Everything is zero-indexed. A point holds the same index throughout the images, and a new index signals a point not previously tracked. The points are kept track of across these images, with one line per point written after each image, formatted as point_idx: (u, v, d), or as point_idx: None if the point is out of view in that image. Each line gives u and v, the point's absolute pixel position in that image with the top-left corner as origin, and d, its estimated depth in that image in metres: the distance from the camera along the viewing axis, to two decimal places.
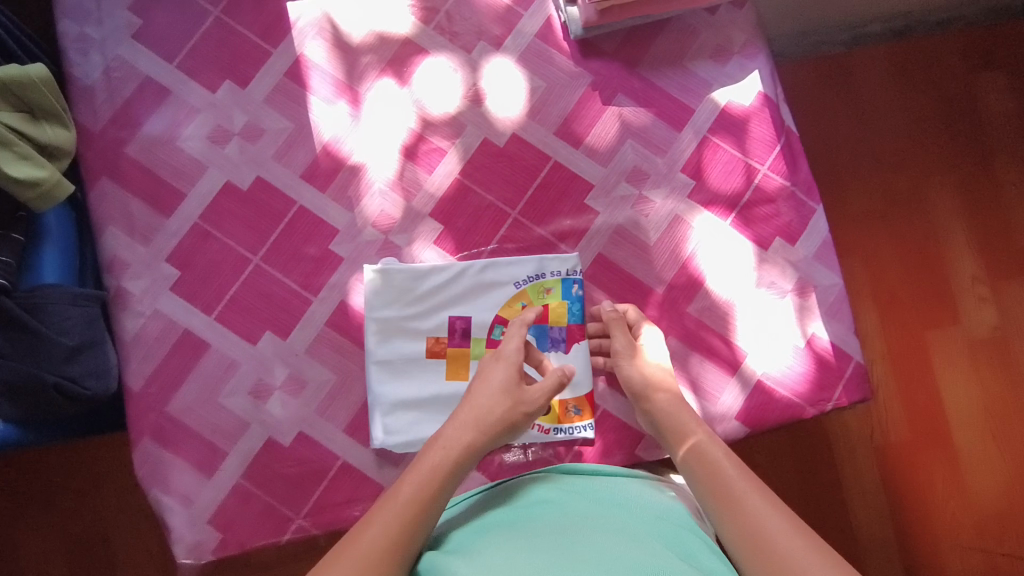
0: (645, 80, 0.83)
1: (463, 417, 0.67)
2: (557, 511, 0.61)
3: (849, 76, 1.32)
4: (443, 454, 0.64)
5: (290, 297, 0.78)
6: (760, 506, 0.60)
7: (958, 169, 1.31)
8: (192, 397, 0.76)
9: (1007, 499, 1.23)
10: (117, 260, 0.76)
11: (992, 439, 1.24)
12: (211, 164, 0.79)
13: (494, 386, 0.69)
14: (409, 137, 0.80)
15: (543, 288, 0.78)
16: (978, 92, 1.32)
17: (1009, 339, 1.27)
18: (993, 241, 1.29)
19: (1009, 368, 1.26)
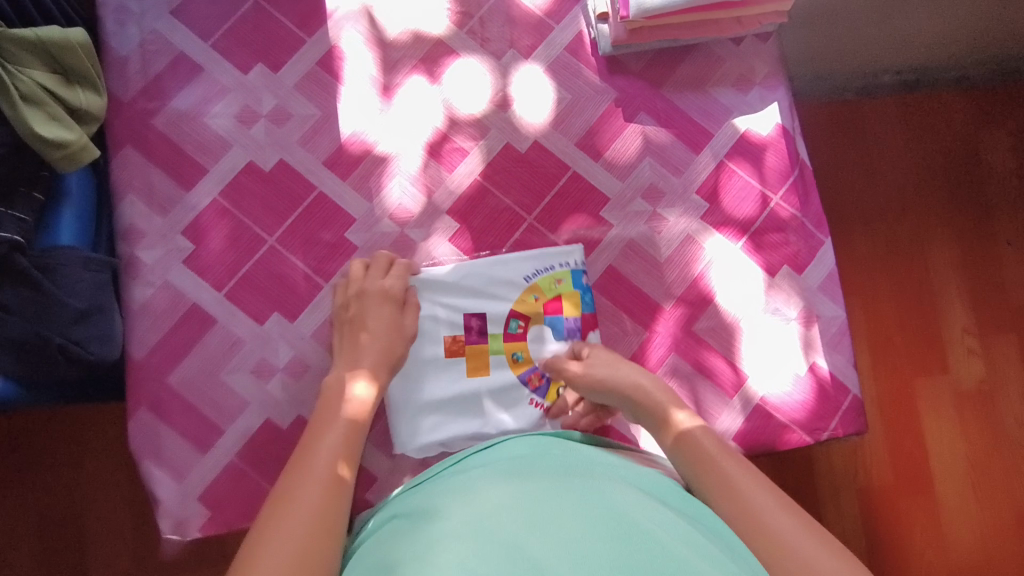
0: (668, 101, 0.85)
1: (364, 358, 0.69)
2: (548, 463, 0.61)
3: (857, 123, 1.35)
4: (363, 389, 0.67)
5: (302, 280, 0.78)
6: (743, 478, 0.60)
7: (955, 221, 1.34)
8: (193, 370, 0.76)
9: (986, 552, 1.24)
10: (133, 228, 0.77)
11: (973, 490, 1.26)
12: (236, 143, 0.79)
13: (382, 320, 0.72)
14: (434, 135, 0.82)
15: (554, 279, 0.79)
16: (979, 150, 1.36)
17: (995, 392, 1.29)
18: (986, 296, 1.32)
19: (994, 421, 1.28)
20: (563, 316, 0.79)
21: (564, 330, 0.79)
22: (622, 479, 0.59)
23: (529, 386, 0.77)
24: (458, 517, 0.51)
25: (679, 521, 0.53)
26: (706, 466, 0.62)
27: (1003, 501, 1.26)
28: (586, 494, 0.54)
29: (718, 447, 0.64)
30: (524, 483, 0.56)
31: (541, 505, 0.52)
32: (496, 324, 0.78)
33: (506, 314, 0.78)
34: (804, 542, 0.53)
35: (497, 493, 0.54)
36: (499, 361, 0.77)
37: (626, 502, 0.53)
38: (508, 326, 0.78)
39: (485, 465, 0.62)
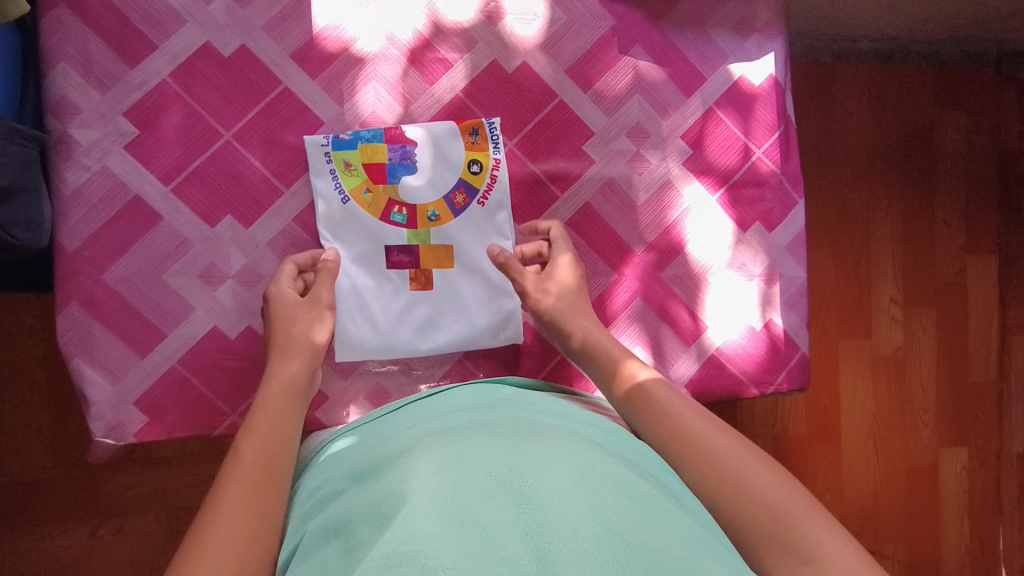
0: (665, 38, 0.81)
1: (278, 364, 0.66)
2: (496, 416, 0.59)
3: (828, 87, 1.34)
4: (280, 395, 0.65)
5: (259, 184, 0.72)
6: (696, 422, 0.63)
7: (902, 196, 1.38)
8: (132, 269, 0.70)
9: (874, 499, 1.38)
10: (66, 102, 0.67)
11: (874, 446, 1.37)
12: (192, 19, 0.70)
13: (289, 318, 0.68)
14: (415, 40, 0.75)
15: (347, 169, 0.73)
16: (936, 127, 1.39)
17: (907, 361, 1.39)
18: (916, 271, 1.39)
19: (903, 385, 1.38)
20: (387, 162, 0.74)
21: (409, 163, 0.74)
22: (568, 430, 0.57)
23: (464, 208, 0.75)
24: (403, 476, 0.49)
25: (627, 472, 0.52)
26: (654, 411, 0.65)
27: (896, 457, 1.38)
28: (544, 448, 0.51)
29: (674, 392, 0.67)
30: (472, 435, 0.54)
31: (484, 452, 0.50)
32: (399, 230, 0.74)
33: (385, 224, 0.74)
34: (762, 479, 0.57)
35: (444, 446, 0.52)
36: (438, 235, 0.75)
37: (577, 450, 0.52)
38: (399, 224, 0.74)
39: (430, 418, 0.60)
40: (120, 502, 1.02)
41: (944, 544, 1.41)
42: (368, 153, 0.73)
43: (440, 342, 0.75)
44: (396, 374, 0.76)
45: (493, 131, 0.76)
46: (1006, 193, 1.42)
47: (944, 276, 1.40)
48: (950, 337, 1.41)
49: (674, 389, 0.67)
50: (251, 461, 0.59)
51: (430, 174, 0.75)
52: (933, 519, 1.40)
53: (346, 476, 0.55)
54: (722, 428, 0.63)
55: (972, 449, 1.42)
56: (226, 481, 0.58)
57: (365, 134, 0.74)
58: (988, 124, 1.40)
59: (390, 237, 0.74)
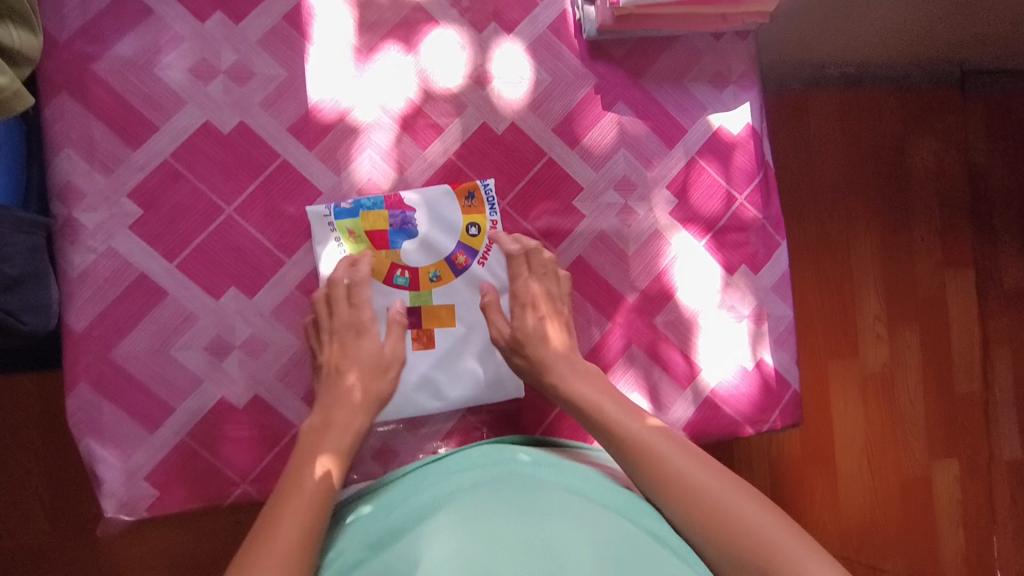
0: (646, 92, 0.84)
1: (341, 400, 0.70)
2: (509, 478, 0.63)
3: (802, 115, 1.39)
4: (338, 439, 0.68)
5: (262, 255, 0.74)
6: (686, 465, 0.64)
7: (879, 216, 1.43)
8: (140, 345, 0.71)
9: (872, 515, 1.40)
10: (71, 187, 0.69)
11: (868, 462, 1.40)
12: (192, 100, 0.73)
13: (354, 361, 0.72)
14: (407, 108, 0.78)
15: (350, 237, 0.75)
16: (907, 148, 1.44)
17: (896, 377, 1.42)
18: (898, 289, 1.43)
19: (892, 401, 1.42)
20: (388, 228, 0.76)
21: (409, 227, 0.76)
22: (575, 491, 0.62)
23: (464, 268, 0.78)
24: (424, 543, 0.53)
25: (632, 534, 0.57)
26: (639, 451, 0.66)
27: (891, 473, 1.41)
28: (556, 514, 0.56)
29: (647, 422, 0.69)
30: (488, 501, 0.58)
31: (501, 523, 0.54)
32: (402, 292, 0.76)
33: (388, 287, 0.76)
34: (760, 521, 0.59)
35: (460, 512, 0.57)
36: (440, 295, 0.77)
37: (585, 515, 0.57)
38: (402, 286, 0.76)
39: (444, 482, 0.64)
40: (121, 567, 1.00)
41: (942, 556, 1.43)
42: (369, 220, 0.76)
43: (449, 399, 0.76)
44: (402, 431, 0.77)
45: (488, 192, 0.79)
46: (977, 209, 1.47)
47: (926, 292, 1.44)
48: (935, 351, 1.44)
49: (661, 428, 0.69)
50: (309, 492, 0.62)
51: (429, 237, 0.77)
52: (930, 531, 1.42)
53: (367, 545, 0.59)
54: (713, 467, 0.65)
55: (963, 459, 1.45)
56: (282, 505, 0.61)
57: (364, 202, 0.76)
58: (957, 143, 1.46)
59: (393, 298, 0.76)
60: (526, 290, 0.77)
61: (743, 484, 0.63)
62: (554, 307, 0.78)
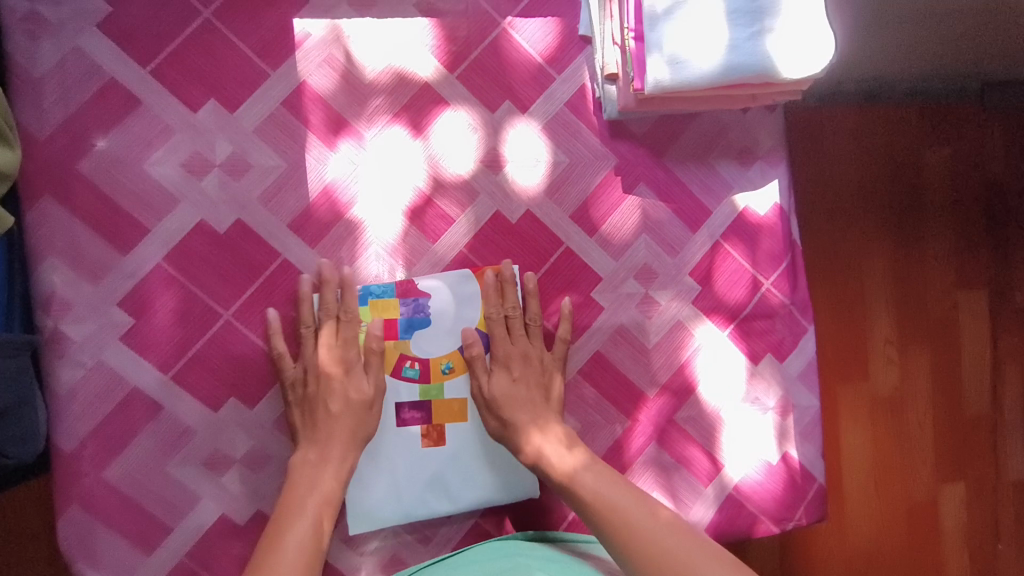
0: (669, 173, 0.79)
1: (330, 440, 0.68)
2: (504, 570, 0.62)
3: (813, 131, 1.25)
4: (317, 487, 0.66)
5: (263, 362, 0.70)
6: (688, 553, 0.62)
7: (894, 236, 1.29)
8: (135, 462, 0.67)
9: (881, 548, 1.28)
10: (56, 299, 0.64)
11: (877, 492, 1.28)
12: (184, 197, 0.67)
13: (338, 400, 0.69)
14: (415, 198, 0.73)
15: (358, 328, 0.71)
16: (924, 163, 1.30)
17: (905, 401, 1.29)
18: (912, 315, 1.30)
19: (903, 427, 1.29)
20: (399, 318, 0.72)
21: (422, 316, 0.72)
22: None
23: None
24: None
25: None
26: (635, 537, 0.63)
27: (901, 501, 1.28)
28: None
29: (620, 487, 0.68)
30: None
31: None
32: (410, 385, 0.72)
33: (396, 381, 0.72)
34: None
35: None
36: (451, 389, 0.73)
37: None
38: (411, 379, 0.72)
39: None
40: None
41: None
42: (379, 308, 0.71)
43: (459, 503, 0.73)
44: (412, 543, 0.73)
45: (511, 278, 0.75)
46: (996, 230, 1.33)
47: (936, 313, 1.31)
48: (946, 371, 1.31)
49: (652, 506, 0.67)
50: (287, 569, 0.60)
51: (442, 327, 0.73)
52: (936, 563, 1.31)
53: None
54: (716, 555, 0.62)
55: (970, 482, 1.33)
56: None
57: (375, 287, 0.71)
58: (976, 159, 1.32)
59: (401, 393, 0.72)
60: (507, 351, 0.74)
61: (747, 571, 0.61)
62: (536, 370, 0.74)
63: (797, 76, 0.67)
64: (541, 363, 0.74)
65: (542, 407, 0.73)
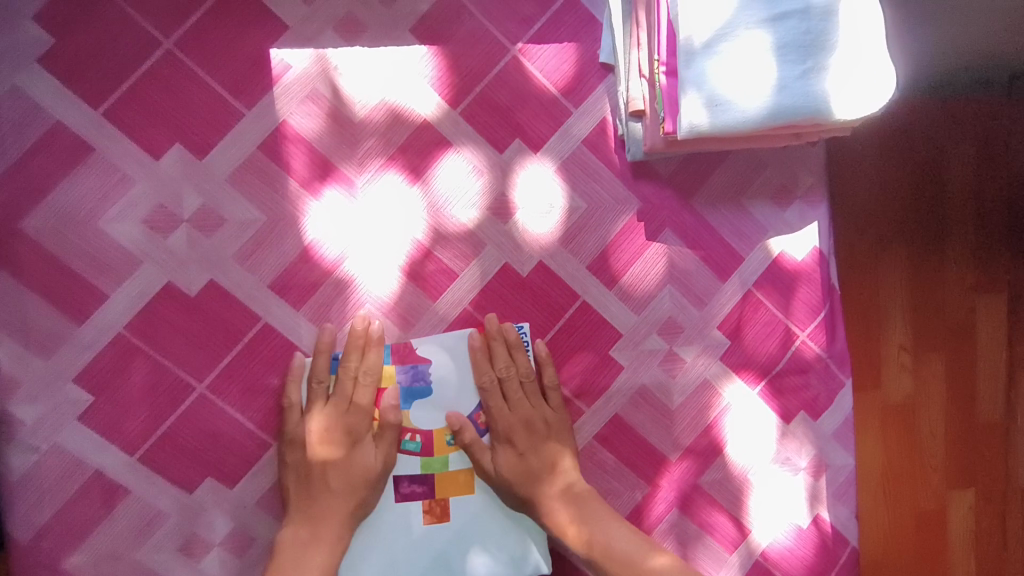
0: (698, 216, 0.71)
1: (324, 518, 0.60)
2: None
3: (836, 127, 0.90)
4: (308, 570, 0.58)
5: (243, 438, 0.62)
6: None
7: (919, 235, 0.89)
8: (98, 552, 0.60)
9: None
10: (3, 376, 0.57)
11: (895, 513, 0.88)
12: (147, 257, 0.59)
13: (340, 470, 0.61)
14: (413, 251, 0.64)
15: None
16: (947, 157, 0.89)
17: (919, 416, 0.89)
18: (945, 336, 0.89)
19: (916, 449, 0.89)
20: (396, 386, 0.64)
21: (423, 382, 0.64)
22: None
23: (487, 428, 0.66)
24: None
25: None
26: None
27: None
28: None
29: (631, 535, 0.62)
30: None
31: None
32: (411, 458, 0.65)
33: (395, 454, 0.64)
34: None
35: None
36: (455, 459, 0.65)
37: None
38: (412, 451, 0.64)
39: None
40: None
41: None
42: None
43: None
44: None
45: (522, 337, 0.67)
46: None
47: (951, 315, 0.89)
48: (958, 386, 0.90)
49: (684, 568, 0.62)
50: None
51: (446, 395, 0.65)
52: None
53: None
54: None
55: (986, 493, 0.91)
56: None
57: None
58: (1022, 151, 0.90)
59: (400, 466, 0.64)
60: (507, 421, 0.65)
61: None
62: (542, 436, 0.65)
63: (851, 118, 0.58)
64: (547, 427, 0.65)
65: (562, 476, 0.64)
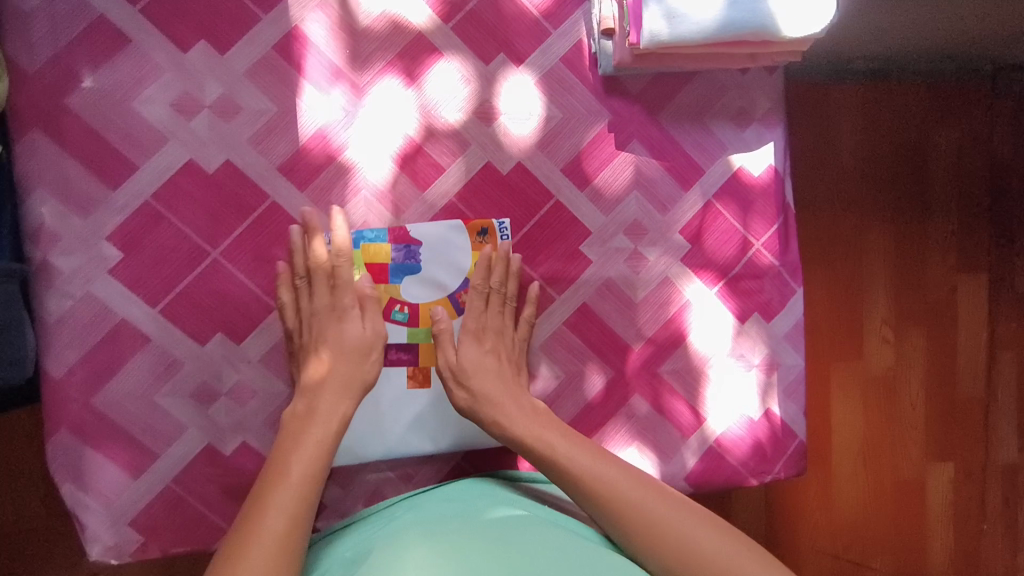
0: (664, 130, 0.79)
1: (329, 388, 0.67)
2: (483, 517, 0.65)
3: (820, 109, 1.30)
4: (320, 429, 0.65)
5: (251, 300, 0.71)
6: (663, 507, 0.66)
7: (900, 204, 1.34)
8: (123, 392, 0.69)
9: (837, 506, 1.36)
10: (46, 231, 0.65)
11: (864, 417, 1.36)
12: (173, 137, 0.67)
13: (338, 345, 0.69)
14: (406, 146, 0.73)
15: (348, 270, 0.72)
16: (928, 149, 1.34)
17: (903, 344, 1.37)
18: (909, 286, 1.36)
19: (891, 378, 1.36)
20: (390, 263, 0.72)
21: (414, 262, 0.73)
22: (550, 529, 0.65)
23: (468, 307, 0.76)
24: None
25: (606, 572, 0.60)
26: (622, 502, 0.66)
27: (886, 473, 1.37)
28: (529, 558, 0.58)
29: (596, 455, 0.69)
30: (460, 539, 0.60)
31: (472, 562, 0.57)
32: (399, 328, 0.73)
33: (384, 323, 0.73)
34: (734, 556, 0.63)
35: (433, 550, 0.59)
36: None
37: (557, 553, 0.60)
38: (400, 322, 0.73)
39: (421, 519, 0.65)
40: None
41: (929, 538, 1.40)
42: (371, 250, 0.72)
43: (442, 444, 0.75)
44: (395, 481, 0.76)
45: (502, 230, 0.75)
46: (996, 211, 1.38)
47: (925, 273, 1.36)
48: (925, 324, 1.37)
49: (630, 468, 0.69)
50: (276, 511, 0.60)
51: (433, 275, 0.74)
52: (916, 522, 1.39)
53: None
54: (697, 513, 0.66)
55: (935, 396, 1.38)
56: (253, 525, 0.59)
57: (368, 231, 0.72)
58: (982, 143, 1.36)
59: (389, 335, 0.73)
60: (477, 323, 0.75)
61: (719, 523, 0.66)
62: (509, 343, 0.76)
63: (799, 33, 0.67)
64: (512, 342, 0.76)
65: (507, 382, 0.73)
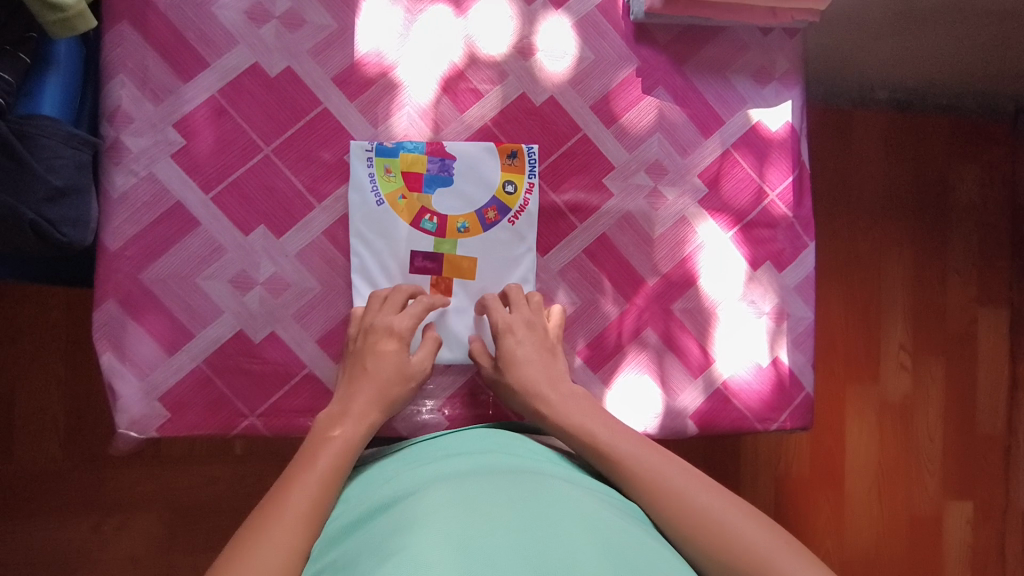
0: (688, 80, 0.85)
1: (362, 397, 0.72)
2: (496, 458, 0.67)
3: (846, 132, 1.33)
4: (353, 429, 0.70)
5: (293, 197, 0.76)
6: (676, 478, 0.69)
7: (923, 228, 1.37)
8: (168, 270, 0.74)
9: (850, 530, 1.33)
10: (121, 111, 0.72)
11: (879, 445, 1.34)
12: (243, 41, 0.75)
13: (376, 353, 0.73)
14: (450, 70, 0.79)
15: (387, 176, 0.77)
16: (949, 178, 1.37)
17: (921, 371, 1.36)
18: (927, 316, 1.37)
19: (909, 407, 1.35)
20: (425, 173, 0.78)
21: (446, 175, 0.78)
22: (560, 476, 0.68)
23: (493, 224, 0.79)
24: (413, 510, 0.57)
25: (612, 514, 0.62)
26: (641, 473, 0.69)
27: (900, 503, 1.35)
28: (538, 495, 0.60)
29: (614, 430, 0.73)
30: (474, 476, 0.63)
31: (485, 494, 0.59)
32: (427, 237, 0.78)
33: (414, 230, 0.78)
34: (744, 526, 0.65)
35: (450, 484, 0.61)
36: (464, 247, 0.79)
37: (566, 493, 0.62)
38: (428, 231, 0.78)
39: (437, 458, 0.68)
40: (131, 487, 1.12)
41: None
42: (408, 160, 0.78)
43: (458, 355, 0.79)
44: None
45: (531, 156, 0.80)
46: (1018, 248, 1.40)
47: (944, 302, 1.37)
48: (944, 354, 1.37)
49: (642, 441, 0.73)
50: (307, 476, 0.65)
51: (463, 190, 0.79)
52: (931, 556, 1.36)
53: (360, 513, 0.63)
54: (709, 485, 0.69)
55: (954, 424, 1.37)
56: (286, 492, 0.64)
57: (409, 142, 0.78)
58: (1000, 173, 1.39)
59: (417, 243, 0.78)
60: (506, 320, 0.78)
61: (731, 497, 0.68)
62: (541, 335, 0.78)
63: None
64: (543, 330, 0.78)
65: (551, 365, 0.78)
